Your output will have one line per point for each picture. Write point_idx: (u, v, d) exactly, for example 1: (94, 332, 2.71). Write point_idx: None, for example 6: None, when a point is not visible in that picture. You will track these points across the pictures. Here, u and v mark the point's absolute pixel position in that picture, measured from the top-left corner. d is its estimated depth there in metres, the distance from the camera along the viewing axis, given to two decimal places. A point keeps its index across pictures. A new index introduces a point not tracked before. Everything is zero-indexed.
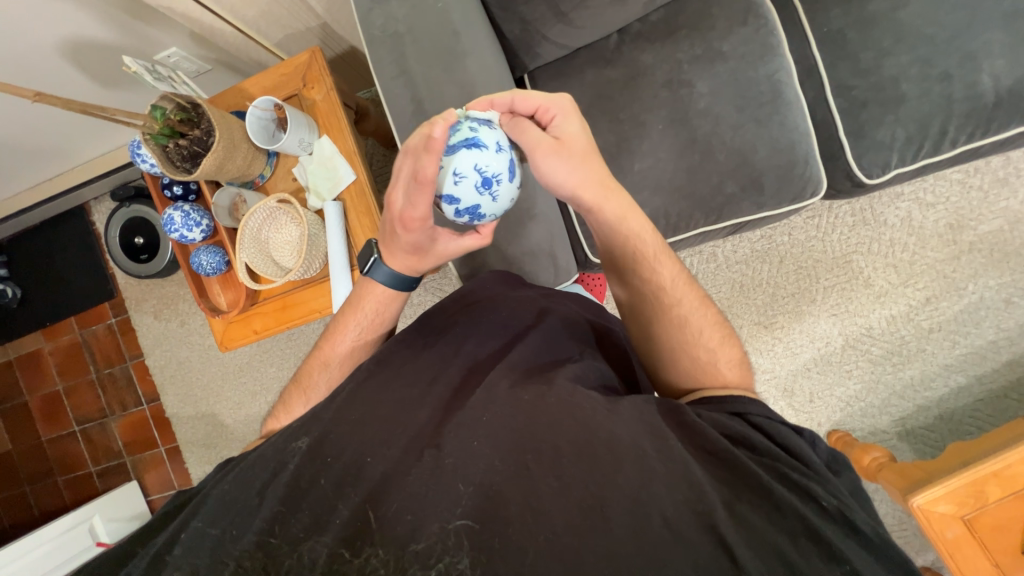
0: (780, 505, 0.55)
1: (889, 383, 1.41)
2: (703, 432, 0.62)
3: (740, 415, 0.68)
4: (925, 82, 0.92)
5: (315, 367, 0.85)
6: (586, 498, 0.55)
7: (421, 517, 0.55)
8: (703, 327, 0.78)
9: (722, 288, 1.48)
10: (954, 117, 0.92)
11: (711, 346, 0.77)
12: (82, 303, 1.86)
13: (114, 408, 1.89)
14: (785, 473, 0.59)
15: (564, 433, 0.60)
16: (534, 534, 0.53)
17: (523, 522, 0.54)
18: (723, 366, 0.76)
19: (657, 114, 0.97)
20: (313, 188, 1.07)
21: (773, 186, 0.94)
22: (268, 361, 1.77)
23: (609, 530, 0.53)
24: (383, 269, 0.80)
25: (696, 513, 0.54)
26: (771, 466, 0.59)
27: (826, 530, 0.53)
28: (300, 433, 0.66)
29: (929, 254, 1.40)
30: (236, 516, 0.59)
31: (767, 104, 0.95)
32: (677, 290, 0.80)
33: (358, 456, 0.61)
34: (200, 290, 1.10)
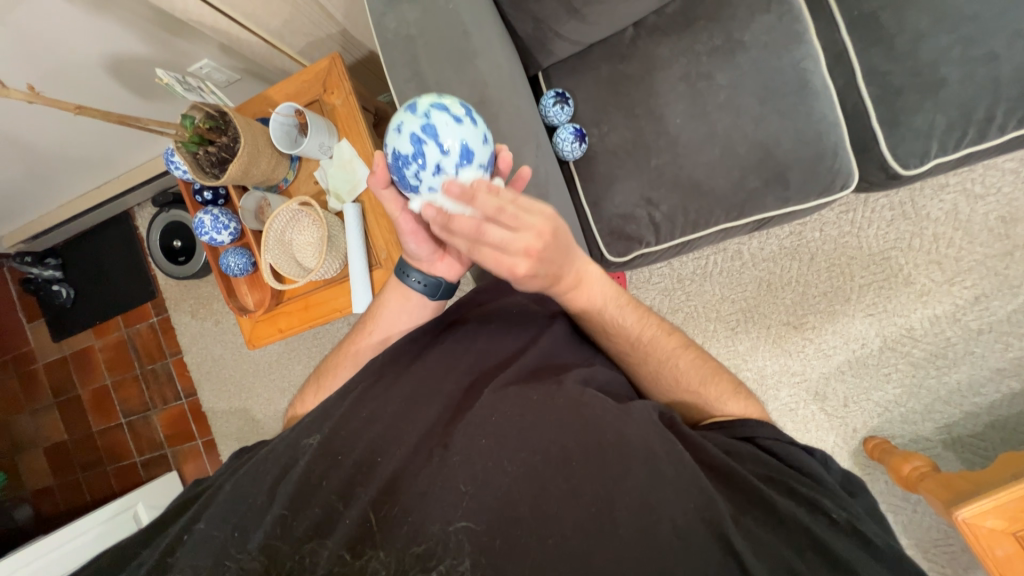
0: (784, 520, 0.56)
1: (932, 387, 1.32)
2: (703, 445, 0.63)
3: (749, 439, 0.67)
4: (969, 65, 0.86)
5: (338, 355, 0.87)
6: (592, 502, 0.55)
7: (425, 517, 0.55)
8: (688, 369, 0.75)
9: (748, 286, 1.42)
10: (1002, 101, 0.85)
11: (700, 388, 0.74)
12: (127, 303, 1.98)
13: (156, 402, 2.01)
14: (793, 488, 0.60)
15: (572, 434, 0.59)
16: (540, 534, 0.53)
17: (531, 523, 0.54)
18: (725, 402, 0.73)
19: (675, 108, 0.94)
20: (333, 191, 1.09)
21: (798, 181, 0.90)
22: (296, 358, 1.84)
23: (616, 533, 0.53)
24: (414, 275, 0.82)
25: (705, 521, 0.55)
26: (776, 481, 0.61)
27: (833, 546, 0.55)
28: (310, 430, 0.68)
29: (978, 250, 1.30)
30: (245, 512, 0.61)
31: (792, 94, 0.90)
32: (653, 342, 0.76)
33: (369, 454, 0.63)
34: (229, 291, 1.14)
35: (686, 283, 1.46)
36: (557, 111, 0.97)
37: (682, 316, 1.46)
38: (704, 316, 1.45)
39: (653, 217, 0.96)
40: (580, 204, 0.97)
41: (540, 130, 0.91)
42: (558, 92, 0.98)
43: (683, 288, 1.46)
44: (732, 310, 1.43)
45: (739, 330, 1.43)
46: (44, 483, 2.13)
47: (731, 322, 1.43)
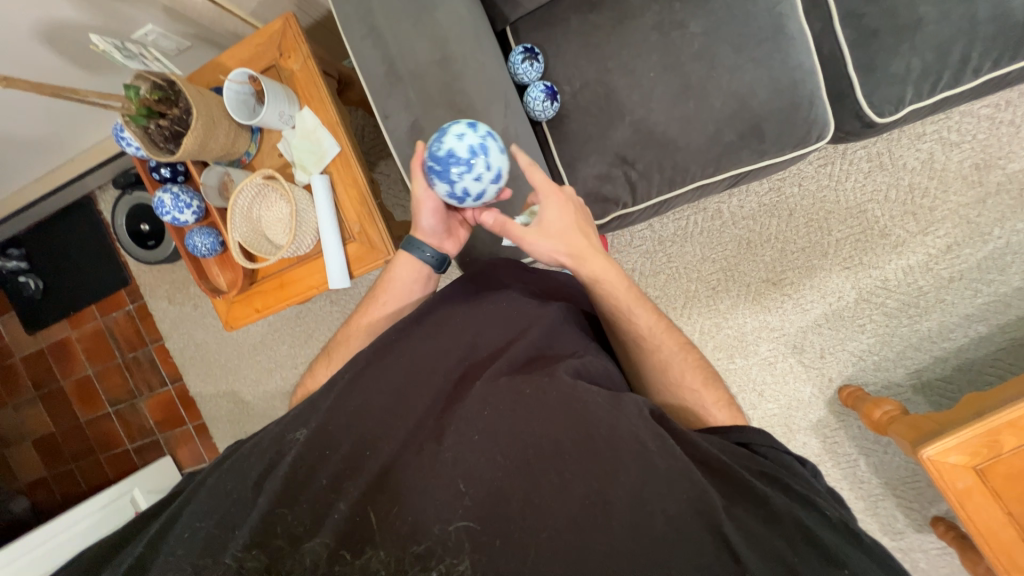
0: (777, 514, 0.56)
1: (904, 335, 1.36)
2: (698, 443, 0.61)
3: (745, 445, 0.67)
4: (946, 4, 0.83)
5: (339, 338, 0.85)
6: (586, 498, 0.56)
7: (424, 516, 0.56)
8: (688, 368, 0.77)
9: (728, 246, 1.43)
10: (978, 40, 0.83)
11: (696, 388, 0.76)
12: (101, 291, 1.93)
13: (142, 389, 1.99)
14: (788, 484, 0.60)
15: (565, 429, 0.60)
16: (534, 530, 0.54)
17: (522, 520, 0.55)
18: (711, 408, 0.75)
19: (648, 61, 0.91)
20: (299, 163, 1.05)
21: (774, 133, 0.88)
22: (280, 339, 1.82)
23: (609, 521, 0.54)
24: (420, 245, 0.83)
25: (697, 512, 0.55)
26: (773, 477, 0.61)
27: (828, 545, 0.54)
28: (297, 424, 0.68)
29: (952, 199, 1.31)
30: (230, 507, 0.61)
31: (768, 41, 0.87)
32: (660, 339, 0.78)
33: (357, 448, 0.62)
34: (200, 272, 1.11)
35: (667, 245, 1.46)
36: (527, 68, 0.93)
37: (663, 278, 1.46)
38: (685, 277, 1.45)
39: (629, 176, 0.94)
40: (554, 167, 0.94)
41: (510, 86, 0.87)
42: (526, 48, 0.93)
43: (665, 251, 1.46)
44: (714, 270, 1.44)
45: (720, 290, 1.44)
46: (37, 475, 2.12)
47: (712, 282, 1.44)
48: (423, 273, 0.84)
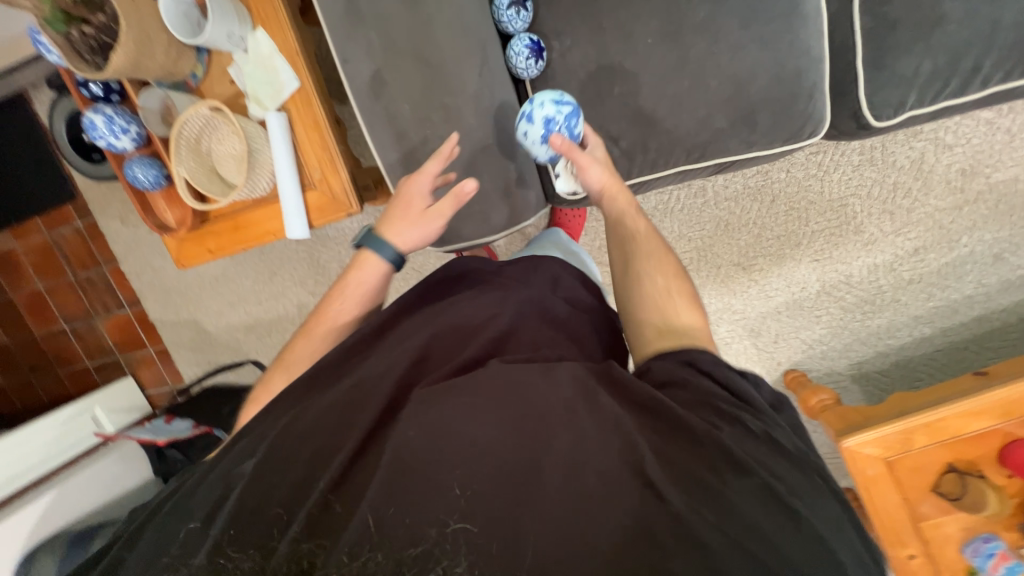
0: (702, 440, 0.56)
1: (855, 329, 1.42)
2: (631, 387, 0.62)
3: (690, 363, 0.66)
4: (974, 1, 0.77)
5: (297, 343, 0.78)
6: (549, 465, 0.55)
7: (404, 516, 0.52)
8: (663, 263, 0.78)
9: (706, 226, 1.41)
10: (996, 48, 0.78)
11: (665, 280, 0.77)
12: (45, 203, 1.79)
13: (98, 310, 1.93)
14: (718, 406, 0.61)
15: (508, 404, 0.59)
16: (513, 508, 0.52)
17: (500, 501, 0.53)
18: (681, 311, 0.74)
19: (647, 25, 0.82)
20: (252, 95, 0.94)
21: (766, 124, 0.83)
22: (242, 273, 1.77)
23: (583, 491, 0.53)
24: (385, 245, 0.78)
25: (634, 462, 0.55)
26: (705, 402, 0.61)
27: (746, 457, 0.55)
28: (242, 457, 0.64)
29: (931, 202, 1.30)
30: (175, 551, 0.57)
31: (778, 20, 0.80)
32: (647, 238, 0.80)
33: (311, 464, 0.59)
34: (145, 206, 1.02)
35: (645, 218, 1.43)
36: (512, 17, 0.83)
37: None
38: None
39: (610, 153, 0.88)
40: None
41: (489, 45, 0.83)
42: None
43: None
44: (688, 249, 1.43)
45: (691, 269, 1.44)
46: None
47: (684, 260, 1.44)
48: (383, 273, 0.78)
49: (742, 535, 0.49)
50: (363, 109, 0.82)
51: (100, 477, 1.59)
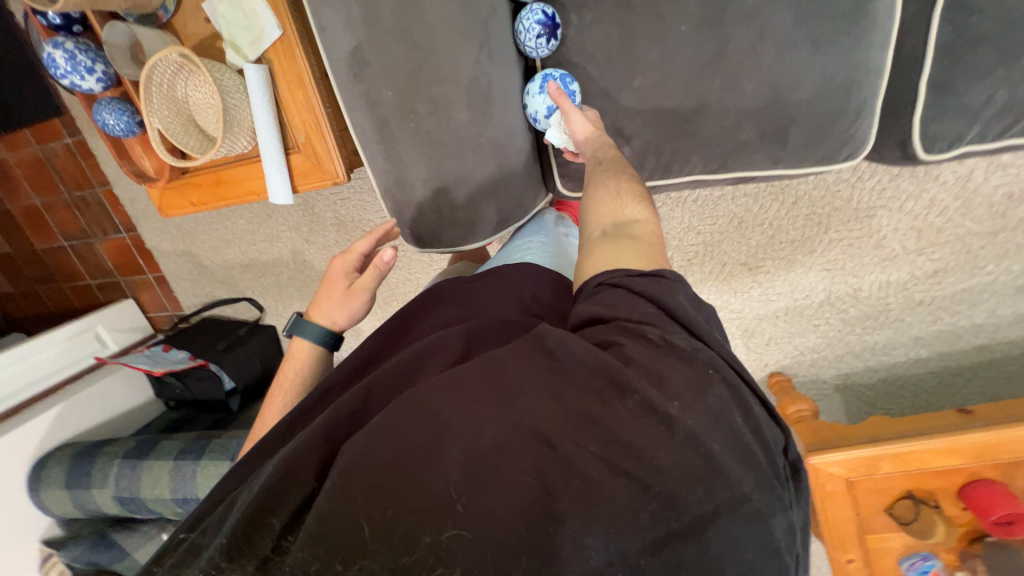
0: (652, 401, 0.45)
1: (850, 343, 1.39)
2: (564, 343, 0.50)
3: (617, 287, 0.55)
4: None
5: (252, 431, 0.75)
6: (462, 448, 0.45)
7: (373, 526, 0.43)
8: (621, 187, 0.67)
9: (718, 220, 1.33)
10: None
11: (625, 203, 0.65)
12: (33, 114, 1.70)
13: (95, 231, 1.92)
14: (657, 342, 0.50)
15: (438, 383, 0.50)
16: (492, 497, 0.43)
17: (475, 489, 0.43)
18: (629, 212, 0.64)
19: (683, 8, 0.70)
20: (230, 39, 0.84)
21: (799, 142, 0.74)
22: (237, 212, 1.73)
23: (506, 479, 0.44)
24: (314, 328, 0.81)
25: (584, 425, 0.45)
26: (647, 344, 0.50)
27: (699, 404, 0.46)
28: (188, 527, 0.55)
29: (965, 225, 1.21)
30: None
31: (841, 18, 0.67)
32: (607, 164, 0.70)
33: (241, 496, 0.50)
34: (120, 151, 0.96)
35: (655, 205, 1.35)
36: None
37: None
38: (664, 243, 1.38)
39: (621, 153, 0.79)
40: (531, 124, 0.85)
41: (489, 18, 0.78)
42: None
43: None
44: (694, 243, 1.36)
45: (694, 262, 1.38)
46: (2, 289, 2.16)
47: (689, 253, 1.38)
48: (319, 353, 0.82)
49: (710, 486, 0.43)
50: (343, 93, 0.79)
51: (104, 397, 1.69)
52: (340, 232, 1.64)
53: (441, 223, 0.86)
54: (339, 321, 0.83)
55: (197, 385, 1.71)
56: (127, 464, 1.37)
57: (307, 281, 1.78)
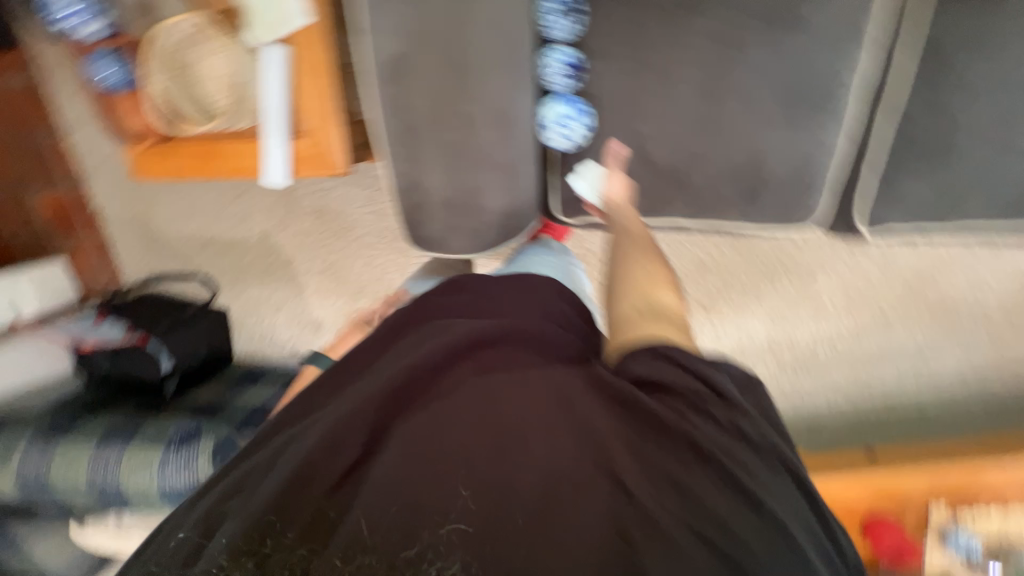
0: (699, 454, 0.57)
1: (785, 386, 1.52)
2: (626, 390, 0.62)
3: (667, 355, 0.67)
4: (902, 149, 1.05)
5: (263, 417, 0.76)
6: (536, 469, 0.56)
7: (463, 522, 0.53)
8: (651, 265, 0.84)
9: (684, 262, 1.45)
10: (929, 180, 1.05)
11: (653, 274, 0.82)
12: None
13: (26, 182, 1.71)
14: (699, 402, 0.62)
15: (515, 405, 0.61)
16: (564, 524, 0.53)
17: (554, 513, 0.53)
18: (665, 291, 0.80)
19: (687, 77, 0.85)
20: (256, 19, 0.86)
21: (764, 202, 0.89)
22: (213, 186, 1.67)
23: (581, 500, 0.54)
24: None
25: (643, 473, 0.56)
26: (692, 402, 0.62)
27: (734, 464, 0.57)
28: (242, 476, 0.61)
29: (879, 290, 1.43)
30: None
31: (805, 109, 0.84)
32: (640, 244, 0.87)
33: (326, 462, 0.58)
34: (107, 110, 0.94)
35: None
36: (564, 27, 0.86)
37: None
38: None
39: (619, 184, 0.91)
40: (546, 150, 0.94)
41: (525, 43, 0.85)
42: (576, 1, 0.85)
43: None
44: None
45: None
46: None
47: None
48: None
49: (761, 544, 0.52)
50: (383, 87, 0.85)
51: (16, 363, 1.52)
52: (317, 221, 1.64)
53: (448, 229, 0.91)
54: None
55: (127, 363, 1.56)
56: (38, 441, 1.23)
57: (270, 267, 1.71)
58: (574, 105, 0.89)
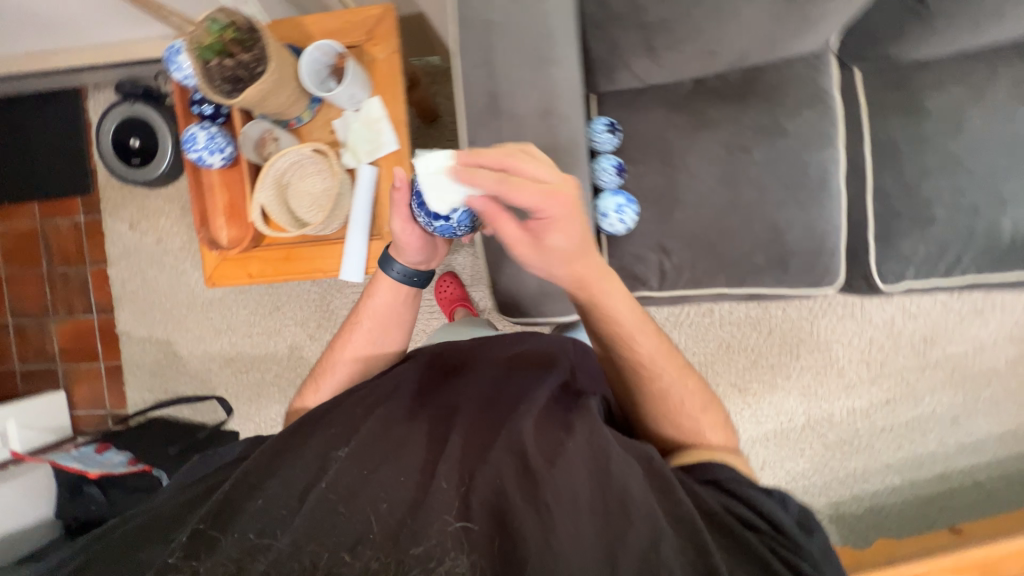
0: (740, 541, 0.58)
1: (834, 468, 1.50)
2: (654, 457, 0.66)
3: (711, 480, 0.69)
4: (991, 213, 0.93)
5: (334, 349, 0.90)
6: (534, 508, 0.58)
7: (423, 522, 0.57)
8: (690, 394, 0.80)
9: (710, 344, 1.52)
10: (1006, 257, 0.94)
11: (692, 415, 0.79)
12: (50, 189, 1.68)
13: (59, 309, 1.75)
14: (746, 518, 0.61)
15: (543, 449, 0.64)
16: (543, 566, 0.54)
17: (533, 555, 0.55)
18: (707, 431, 0.78)
19: (710, 171, 0.97)
20: (351, 147, 1.02)
21: (796, 269, 0.97)
22: (241, 301, 1.68)
23: (574, 529, 0.57)
24: (396, 265, 0.90)
25: (680, 551, 0.54)
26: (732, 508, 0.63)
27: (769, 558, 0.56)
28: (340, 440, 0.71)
29: (900, 360, 1.49)
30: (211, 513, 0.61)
31: (815, 189, 0.96)
32: (676, 373, 0.80)
33: (356, 468, 0.63)
34: (202, 218, 1.02)
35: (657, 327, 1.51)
36: (606, 138, 0.95)
37: None
38: None
39: (662, 263, 1.00)
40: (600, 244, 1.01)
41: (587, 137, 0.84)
42: (610, 120, 0.96)
43: None
44: (691, 362, 1.52)
45: None
46: None
47: None
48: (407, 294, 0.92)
49: None
50: None
51: None
52: None
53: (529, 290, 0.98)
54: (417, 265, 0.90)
55: (124, 501, 1.36)
56: None
57: (295, 380, 1.66)
58: (623, 195, 0.94)
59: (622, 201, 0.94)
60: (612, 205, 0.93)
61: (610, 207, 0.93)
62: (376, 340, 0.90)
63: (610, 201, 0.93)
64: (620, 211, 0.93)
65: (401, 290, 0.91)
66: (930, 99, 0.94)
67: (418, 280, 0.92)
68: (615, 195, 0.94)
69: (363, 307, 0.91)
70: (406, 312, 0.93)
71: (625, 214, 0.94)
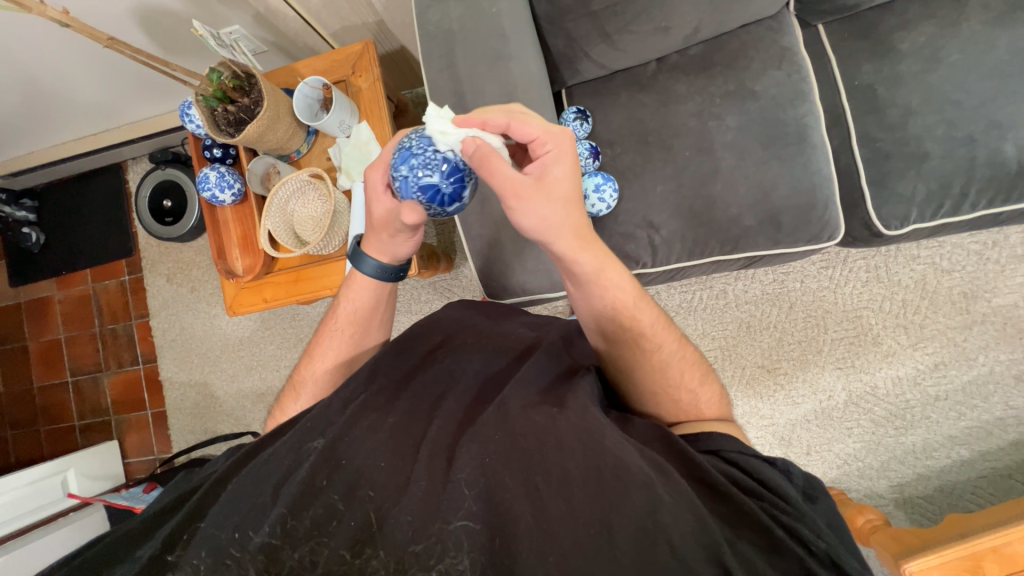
0: (743, 513, 0.54)
1: (890, 446, 1.38)
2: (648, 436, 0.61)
3: (714, 452, 0.63)
4: (988, 140, 0.89)
5: (304, 363, 0.83)
6: (531, 492, 0.55)
7: (423, 519, 0.53)
8: (683, 368, 0.72)
9: (729, 326, 1.47)
10: (1016, 182, 0.88)
11: (692, 391, 0.71)
12: (100, 255, 1.87)
13: (110, 364, 1.90)
14: (757, 491, 0.57)
15: (537, 429, 0.59)
16: (539, 551, 0.51)
17: (529, 538, 0.52)
18: (704, 403, 0.71)
19: (685, 141, 0.98)
20: (345, 169, 1.09)
21: (791, 225, 0.94)
22: (268, 337, 1.78)
23: (568, 505, 0.53)
24: (367, 261, 0.80)
25: (693, 533, 0.51)
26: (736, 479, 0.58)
27: (776, 532, 0.52)
28: (315, 433, 0.64)
29: (941, 320, 1.38)
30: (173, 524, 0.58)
31: (794, 143, 0.95)
32: (658, 336, 0.71)
33: (332, 456, 0.59)
34: (219, 253, 1.12)
35: (671, 314, 1.48)
36: (576, 126, 1.01)
37: None
38: None
39: (652, 238, 0.99)
40: (589, 230, 1.02)
41: (553, 122, 0.88)
42: (579, 109, 1.02)
43: (667, 318, 1.49)
44: (711, 347, 1.47)
45: (716, 367, 1.46)
46: None
47: (709, 357, 1.46)
48: (376, 289, 0.82)
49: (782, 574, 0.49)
50: None
51: (52, 552, 1.40)
52: None
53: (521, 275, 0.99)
54: (389, 257, 0.80)
55: None
56: None
57: None
58: (601, 176, 0.97)
59: (601, 182, 0.97)
60: (593, 186, 0.96)
61: (590, 187, 0.97)
62: (357, 340, 0.84)
63: (590, 183, 0.97)
64: (600, 190, 0.96)
65: (381, 287, 0.83)
66: (899, 40, 0.94)
67: (391, 274, 0.82)
68: (594, 177, 0.97)
69: (341, 301, 0.84)
70: (387, 308, 0.85)
71: (606, 194, 0.96)
